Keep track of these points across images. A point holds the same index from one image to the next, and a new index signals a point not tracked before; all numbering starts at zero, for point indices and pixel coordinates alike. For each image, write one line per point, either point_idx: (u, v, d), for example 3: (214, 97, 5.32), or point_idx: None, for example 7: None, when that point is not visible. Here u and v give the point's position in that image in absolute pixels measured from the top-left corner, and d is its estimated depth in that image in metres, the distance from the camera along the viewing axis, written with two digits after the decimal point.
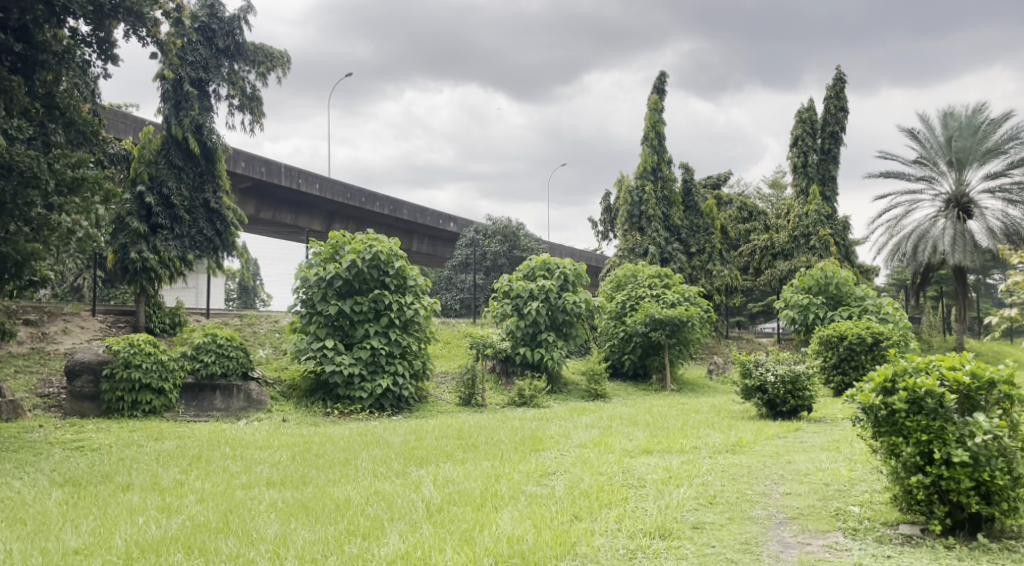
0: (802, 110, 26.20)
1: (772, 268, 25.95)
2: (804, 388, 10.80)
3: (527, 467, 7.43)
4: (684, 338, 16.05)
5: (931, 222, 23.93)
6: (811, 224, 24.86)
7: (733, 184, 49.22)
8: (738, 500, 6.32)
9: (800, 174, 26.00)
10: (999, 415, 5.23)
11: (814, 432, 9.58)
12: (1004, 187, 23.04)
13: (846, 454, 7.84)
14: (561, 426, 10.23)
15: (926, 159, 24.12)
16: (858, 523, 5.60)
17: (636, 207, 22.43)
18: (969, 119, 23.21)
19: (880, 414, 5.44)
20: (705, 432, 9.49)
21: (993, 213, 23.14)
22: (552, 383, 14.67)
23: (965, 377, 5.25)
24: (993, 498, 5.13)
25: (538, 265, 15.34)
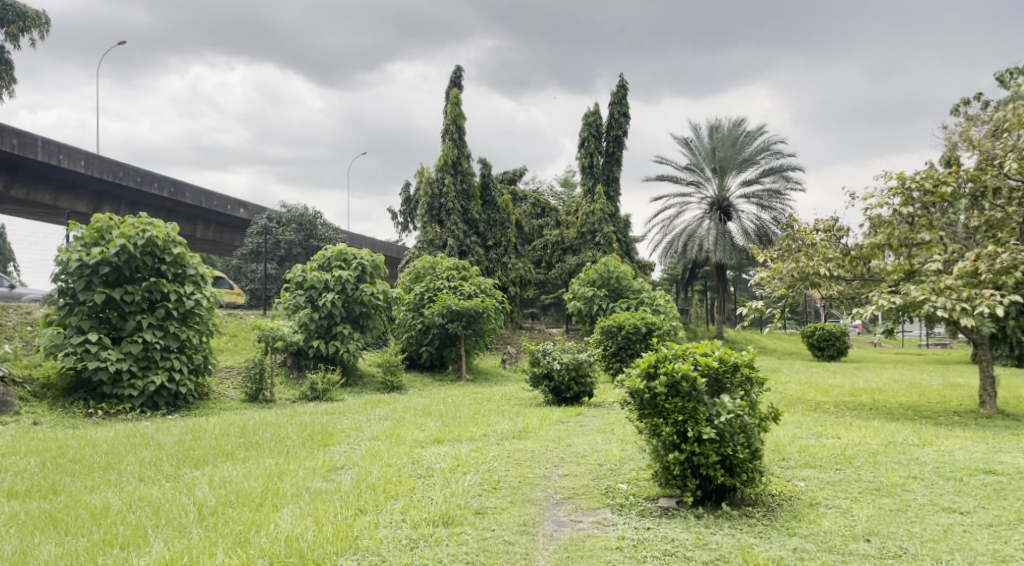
0: (589, 114, 27.60)
1: (562, 262, 27.19)
2: (587, 374, 11.43)
3: (314, 463, 7.23)
4: (480, 329, 16.40)
5: (698, 222, 26.23)
6: (597, 222, 26.33)
7: (530, 180, 50.81)
8: (520, 484, 6.57)
9: (588, 174, 27.42)
10: (741, 395, 5.83)
11: (593, 416, 10.19)
12: (757, 194, 25.75)
13: (619, 435, 8.41)
14: (353, 419, 10.03)
15: (694, 165, 26.38)
16: (625, 499, 6.03)
17: (435, 200, 22.48)
18: (730, 130, 25.66)
19: (644, 397, 5.89)
20: (494, 420, 9.75)
21: (749, 216, 25.81)
22: (346, 376, 14.39)
23: (714, 361, 5.80)
24: (735, 471, 5.76)
25: (334, 255, 14.97)
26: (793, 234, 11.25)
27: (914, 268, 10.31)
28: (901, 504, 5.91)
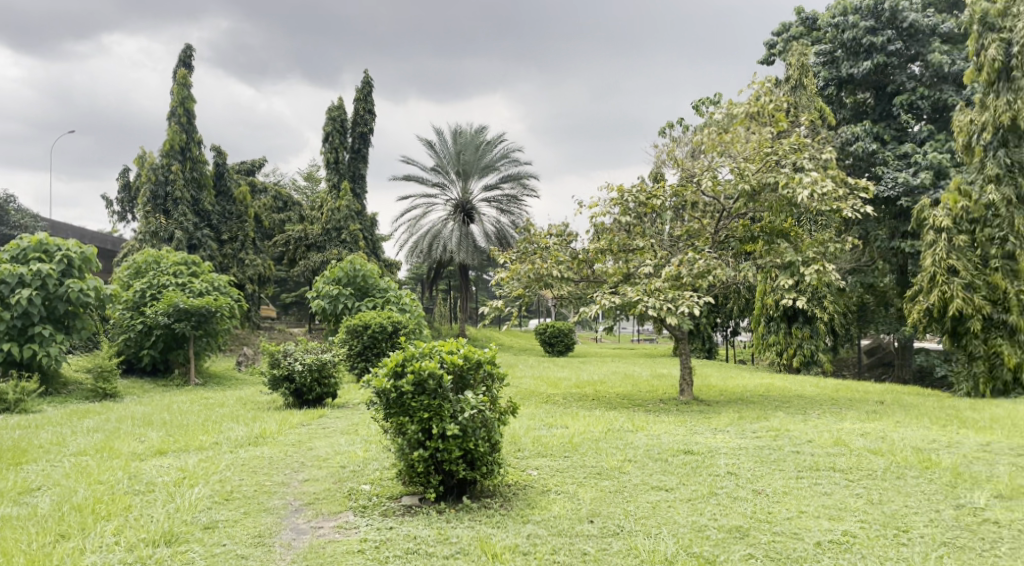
0: (332, 108, 26.92)
1: (304, 259, 26.26)
2: (330, 375, 11.10)
3: (3, 485, 6.21)
4: (212, 330, 15.28)
5: (442, 224, 26.69)
6: (342, 219, 25.77)
7: (269, 173, 48.36)
8: (254, 493, 6.17)
9: (332, 170, 26.72)
10: (484, 391, 5.97)
11: (336, 418, 9.89)
12: (498, 199, 26.86)
13: (363, 436, 8.25)
14: (55, 433, 8.77)
15: (439, 167, 26.79)
16: (367, 500, 5.92)
17: (160, 188, 20.53)
18: (473, 136, 26.45)
19: (391, 396, 5.81)
20: (227, 426, 9.09)
21: (489, 219, 26.84)
22: (47, 384, 12.62)
23: (459, 358, 5.87)
24: (476, 464, 5.91)
25: (33, 245, 13.04)
26: (530, 238, 11.87)
27: (630, 270, 11.41)
28: (618, 486, 6.45)
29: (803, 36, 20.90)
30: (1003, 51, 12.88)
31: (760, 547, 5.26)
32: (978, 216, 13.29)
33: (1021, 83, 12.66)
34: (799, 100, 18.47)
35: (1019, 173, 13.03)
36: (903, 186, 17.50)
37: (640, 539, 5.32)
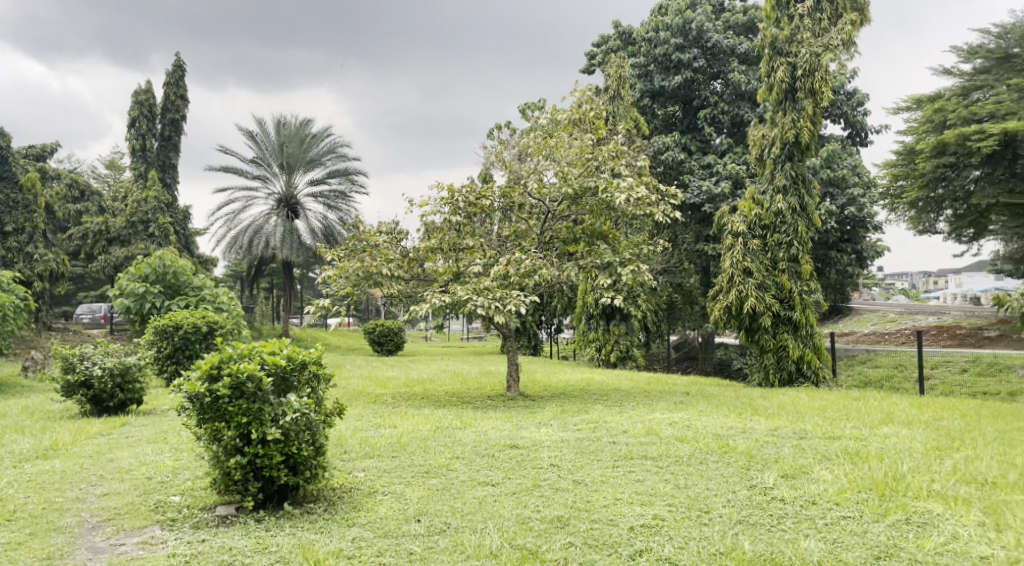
0: (139, 92, 24.96)
1: (105, 254, 24.16)
2: (134, 380, 10.28)
3: None
4: None
5: (264, 219, 25.52)
6: (149, 211, 23.95)
7: (63, 160, 43.97)
8: (43, 511, 5.59)
9: (138, 158, 24.80)
10: (308, 393, 5.74)
11: (141, 426, 9.16)
12: (324, 194, 26.11)
13: (172, 445, 7.70)
14: None
15: (260, 160, 25.59)
16: (176, 513, 5.54)
17: None
18: (297, 129, 25.53)
19: (205, 401, 5.46)
20: (10, 439, 8.15)
21: (315, 215, 26.05)
22: None
23: (281, 360, 5.61)
24: (298, 469, 5.69)
25: None
26: (358, 234, 11.62)
27: (460, 270, 11.42)
28: (445, 483, 6.46)
29: (620, 49, 22.02)
30: (790, 73, 14.27)
31: (579, 535, 5.45)
32: (769, 223, 14.65)
33: (803, 104, 14.11)
34: (616, 109, 19.41)
35: (802, 185, 14.49)
36: (706, 194, 18.92)
37: (465, 535, 5.35)
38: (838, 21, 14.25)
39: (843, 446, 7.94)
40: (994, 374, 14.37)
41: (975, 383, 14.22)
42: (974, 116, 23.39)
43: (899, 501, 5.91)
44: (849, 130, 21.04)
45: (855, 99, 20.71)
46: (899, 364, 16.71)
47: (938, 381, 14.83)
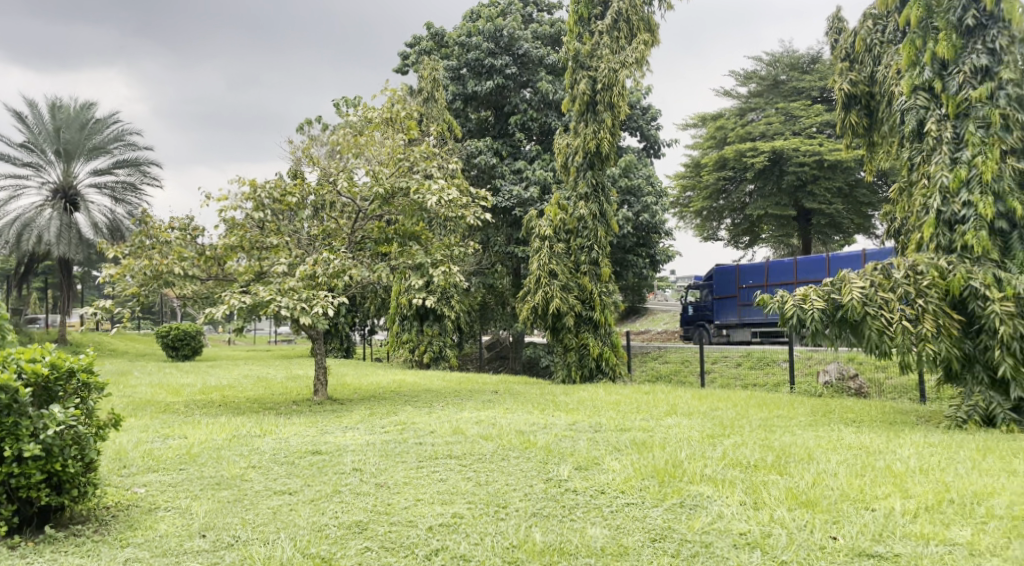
0: None
1: None
2: None
3: None
4: None
5: (36, 211, 23.03)
6: None
7: None
8: None
9: None
10: (75, 404, 5.26)
11: None
12: (109, 185, 24.03)
13: None
14: None
15: (32, 145, 23.06)
16: None
17: None
18: (77, 113, 23.31)
19: None
20: None
21: (98, 208, 23.91)
22: None
23: (43, 368, 5.09)
24: (63, 488, 5.21)
25: None
26: (146, 230, 10.77)
27: (263, 270, 10.98)
28: (238, 494, 6.17)
29: (433, 50, 22.13)
30: (591, 86, 15.01)
31: (376, 539, 5.41)
32: (572, 228, 15.27)
33: (603, 116, 14.91)
34: (429, 111, 19.43)
35: (601, 193, 15.32)
36: (516, 198, 19.46)
37: (255, 548, 5.14)
38: (633, 40, 15.22)
39: (633, 437, 8.49)
40: (763, 366, 15.98)
41: (748, 375, 15.72)
42: (749, 135, 25.87)
43: (676, 486, 6.41)
44: (644, 143, 22.50)
45: (650, 114, 22.21)
46: (685, 359, 18.11)
47: (718, 375, 16.24)
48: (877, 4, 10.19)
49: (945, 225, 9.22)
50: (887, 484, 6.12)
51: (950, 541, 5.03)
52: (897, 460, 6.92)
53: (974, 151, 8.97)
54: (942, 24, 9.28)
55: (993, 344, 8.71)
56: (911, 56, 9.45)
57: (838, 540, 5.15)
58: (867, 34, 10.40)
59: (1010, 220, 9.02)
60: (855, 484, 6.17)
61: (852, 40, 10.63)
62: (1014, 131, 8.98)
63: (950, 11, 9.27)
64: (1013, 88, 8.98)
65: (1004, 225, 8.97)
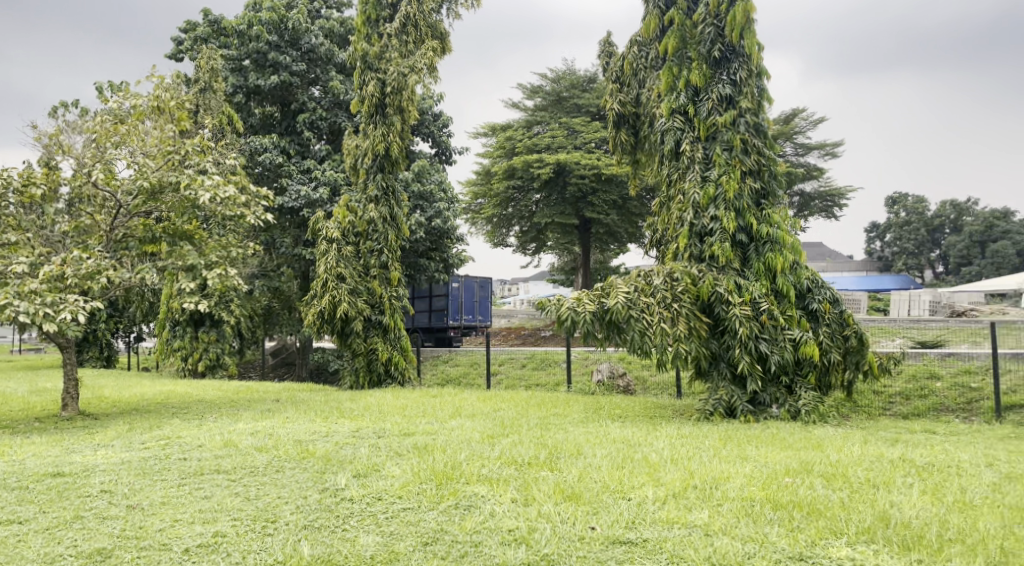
0: None
1: None
2: None
3: None
4: None
5: None
6: None
7: None
8: None
9: None
10: None
11: None
12: None
13: None
14: None
15: None
16: None
17: None
18: None
19: None
20: None
21: None
22: None
23: None
24: None
25: None
26: None
27: None
28: None
29: (212, 38, 20.75)
30: (380, 88, 14.84)
31: None
32: (361, 230, 14.98)
33: (392, 119, 14.83)
34: (207, 102, 18.17)
35: (391, 196, 15.22)
36: (305, 199, 18.81)
37: None
38: (421, 45, 15.30)
39: (414, 442, 8.50)
40: (545, 367, 16.71)
41: (532, 376, 16.34)
42: (535, 147, 26.93)
43: (452, 487, 6.50)
44: (436, 148, 22.67)
45: (441, 120, 22.40)
46: (473, 362, 18.48)
47: (504, 376, 16.72)
48: (642, 31, 10.99)
49: (695, 236, 10.21)
50: (642, 475, 6.61)
51: (690, 524, 5.53)
52: (653, 451, 7.52)
53: (720, 170, 10.02)
54: (694, 55, 10.31)
55: (734, 343, 9.76)
56: (669, 81, 10.34)
57: (595, 530, 5.49)
58: (633, 58, 11.19)
59: (748, 234, 10.17)
60: (614, 476, 6.61)
61: (621, 64, 11.37)
62: (751, 154, 10.18)
63: (701, 44, 10.35)
64: (751, 117, 10.19)
65: (743, 237, 10.09)
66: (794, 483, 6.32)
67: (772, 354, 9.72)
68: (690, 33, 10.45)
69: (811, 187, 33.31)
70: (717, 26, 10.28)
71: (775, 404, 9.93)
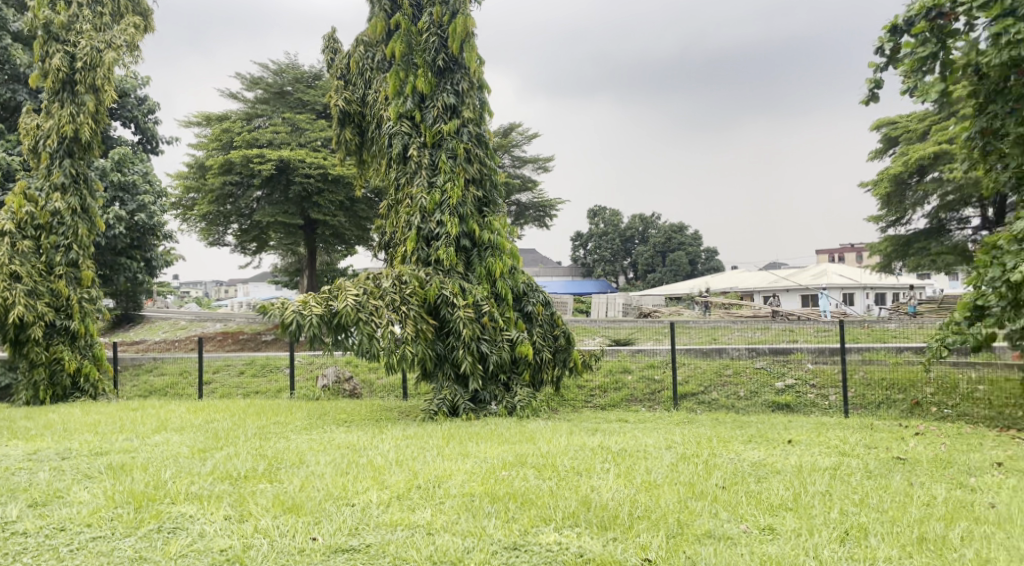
0: None
1: None
2: None
3: None
4: None
5: None
6: None
7: None
8: None
9: None
10: None
11: None
12: None
13: None
14: None
15: None
16: None
17: None
18: None
19: None
20: None
21: None
22: None
23: None
24: None
25: None
26: None
27: None
28: None
29: None
30: (67, 63, 13.01)
31: None
32: (44, 223, 12.98)
33: (84, 99, 13.07)
34: None
35: (83, 186, 13.42)
36: None
37: None
38: (119, 20, 13.73)
39: (110, 461, 7.55)
40: (266, 374, 15.82)
41: (249, 383, 15.35)
42: (255, 141, 25.41)
43: (154, 510, 5.84)
44: (138, 135, 20.54)
45: (146, 105, 20.38)
46: (183, 370, 16.91)
47: (218, 385, 15.51)
48: (368, 31, 10.78)
49: (422, 240, 10.28)
50: (365, 479, 6.48)
51: (413, 525, 5.52)
52: (377, 455, 7.42)
53: (445, 177, 10.24)
54: (421, 62, 10.43)
55: (457, 344, 10.01)
56: (396, 85, 10.28)
57: (316, 541, 5.27)
58: (359, 57, 10.96)
59: (471, 239, 10.51)
60: (336, 483, 6.39)
61: (347, 61, 11.06)
62: (474, 163, 10.57)
63: (426, 51, 10.49)
64: (473, 127, 10.59)
65: (467, 242, 10.41)
66: (509, 475, 6.61)
67: (492, 354, 10.14)
68: (416, 40, 10.54)
69: (526, 198, 35.44)
70: (440, 36, 10.51)
71: (494, 401, 10.35)
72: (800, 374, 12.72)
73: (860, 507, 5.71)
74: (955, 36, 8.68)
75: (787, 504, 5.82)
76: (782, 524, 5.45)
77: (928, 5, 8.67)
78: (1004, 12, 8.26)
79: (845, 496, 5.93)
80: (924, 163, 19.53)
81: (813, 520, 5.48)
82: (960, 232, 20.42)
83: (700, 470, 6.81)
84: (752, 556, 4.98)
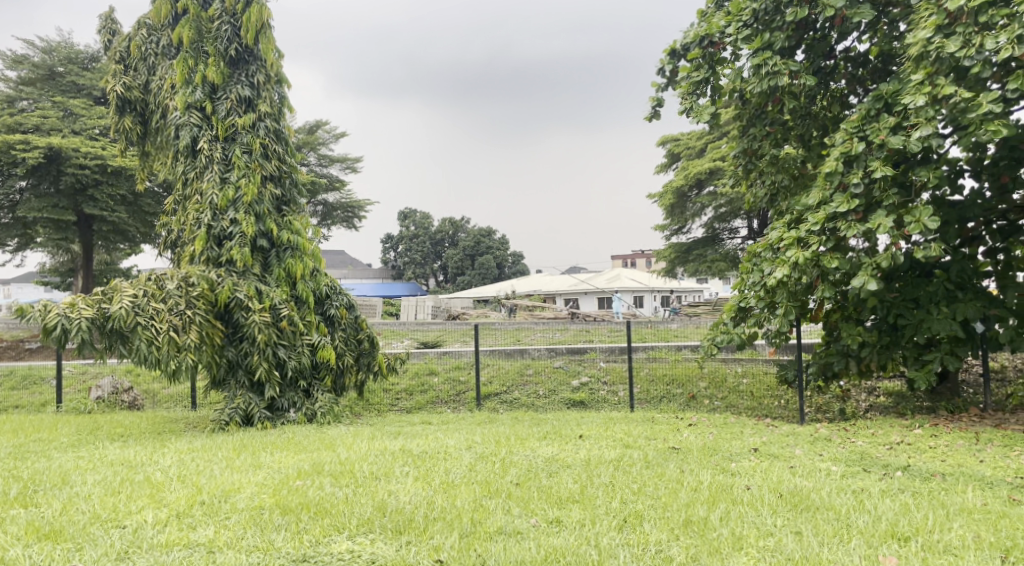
0: None
1: None
2: None
3: None
4: None
5: None
6: None
7: None
8: None
9: None
10: None
11: None
12: None
13: None
14: None
15: None
16: None
17: None
18: None
19: None
20: None
21: None
22: None
23: None
24: None
25: None
26: None
27: None
28: None
29: None
30: None
31: None
32: None
33: None
34: None
35: None
36: None
37: None
38: None
39: None
40: (27, 387, 14.18)
41: (7, 397, 13.68)
42: (18, 125, 22.81)
43: None
44: None
45: None
46: None
47: None
48: (152, 14, 10.00)
49: (213, 240, 9.70)
50: (141, 498, 6.01)
51: (192, 544, 5.19)
52: (156, 471, 6.89)
53: (239, 173, 9.73)
54: (211, 51, 9.84)
55: (251, 350, 9.55)
56: (184, 73, 9.63)
57: None
58: (141, 41, 10.13)
59: (269, 239, 10.09)
60: (105, 504, 5.87)
61: (126, 44, 10.19)
62: (271, 159, 10.12)
63: (217, 40, 9.92)
64: (270, 122, 10.15)
65: (264, 242, 9.98)
66: (304, 485, 6.40)
67: (290, 359, 9.80)
68: (206, 27, 9.95)
69: (333, 198, 34.58)
70: (233, 25, 9.98)
71: (292, 408, 9.98)
72: (593, 373, 13.41)
73: (638, 495, 6.12)
74: (722, 64, 9.59)
75: (574, 497, 6.10)
76: (568, 516, 5.71)
77: (701, 34, 9.51)
78: (762, 46, 9.22)
79: (625, 486, 6.33)
80: (702, 177, 21.39)
81: (596, 510, 5.79)
82: (731, 241, 22.60)
83: (496, 468, 6.99)
84: (537, 549, 5.17)
